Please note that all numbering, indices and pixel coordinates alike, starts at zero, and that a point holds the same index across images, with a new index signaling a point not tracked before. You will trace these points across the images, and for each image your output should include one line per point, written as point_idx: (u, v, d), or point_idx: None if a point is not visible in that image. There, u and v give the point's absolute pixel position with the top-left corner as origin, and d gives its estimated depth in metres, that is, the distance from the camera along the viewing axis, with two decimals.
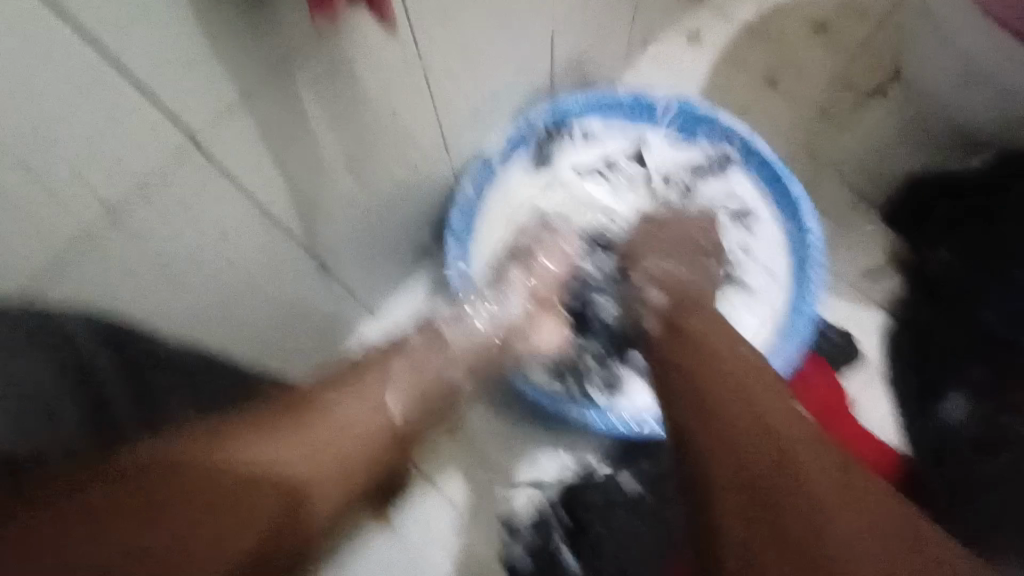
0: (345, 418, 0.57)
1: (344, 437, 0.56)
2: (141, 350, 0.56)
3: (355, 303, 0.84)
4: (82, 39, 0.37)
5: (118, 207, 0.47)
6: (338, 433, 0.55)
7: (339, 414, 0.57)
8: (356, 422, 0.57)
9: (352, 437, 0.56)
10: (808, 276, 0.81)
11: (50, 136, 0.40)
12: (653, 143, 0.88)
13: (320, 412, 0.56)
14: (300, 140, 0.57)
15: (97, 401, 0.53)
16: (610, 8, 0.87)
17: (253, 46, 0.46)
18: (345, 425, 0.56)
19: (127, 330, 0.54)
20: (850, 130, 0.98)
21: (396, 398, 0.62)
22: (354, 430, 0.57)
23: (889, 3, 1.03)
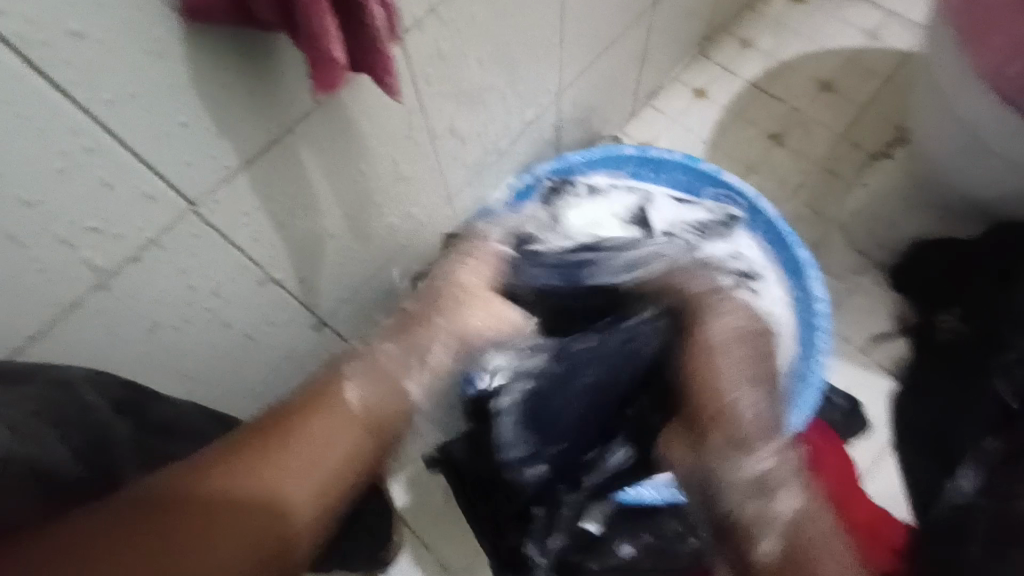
0: (308, 423, 0.46)
1: (299, 450, 0.44)
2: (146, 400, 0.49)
3: None
4: (74, 108, 0.36)
5: (108, 267, 0.45)
6: (287, 445, 0.44)
7: (307, 422, 0.46)
8: (321, 425, 0.46)
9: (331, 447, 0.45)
10: (812, 340, 0.78)
11: (43, 209, 0.39)
12: (657, 199, 0.86)
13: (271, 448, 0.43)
14: (299, 200, 0.55)
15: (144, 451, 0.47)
16: (615, 65, 0.88)
17: (251, 113, 0.45)
18: (308, 430, 0.45)
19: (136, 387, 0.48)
20: (854, 190, 0.97)
21: (355, 399, 0.49)
22: (339, 440, 0.46)
23: (893, 66, 1.04)
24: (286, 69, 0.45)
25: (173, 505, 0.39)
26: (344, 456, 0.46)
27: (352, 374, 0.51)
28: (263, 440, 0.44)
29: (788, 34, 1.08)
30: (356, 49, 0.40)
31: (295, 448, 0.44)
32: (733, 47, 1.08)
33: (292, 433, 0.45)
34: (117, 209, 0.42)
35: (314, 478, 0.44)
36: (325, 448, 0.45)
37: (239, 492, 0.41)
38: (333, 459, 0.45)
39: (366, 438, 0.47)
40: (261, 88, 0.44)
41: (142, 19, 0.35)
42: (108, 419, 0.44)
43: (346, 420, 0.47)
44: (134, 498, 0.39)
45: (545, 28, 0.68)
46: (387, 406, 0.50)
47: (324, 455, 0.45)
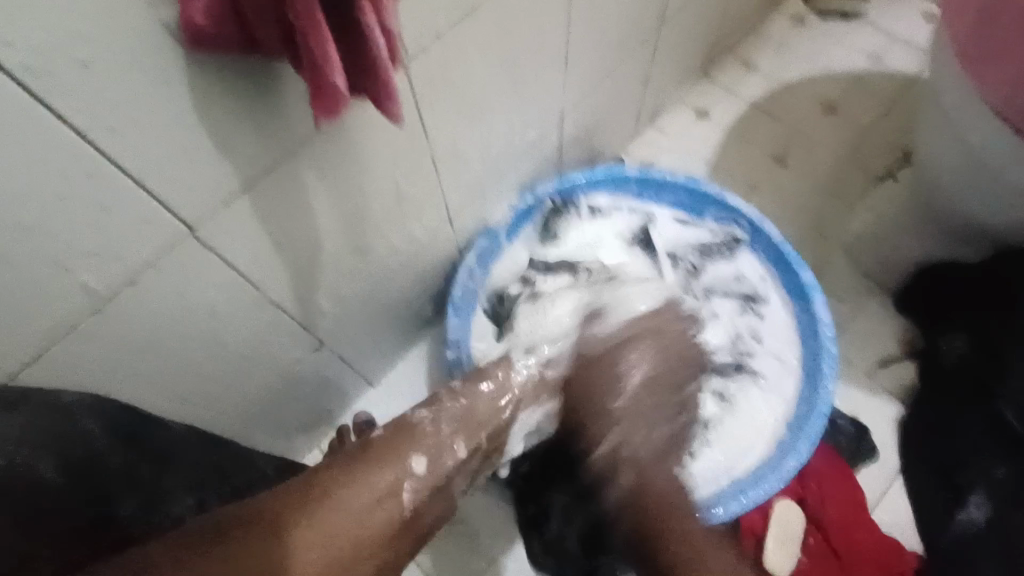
0: (370, 493, 0.47)
1: (353, 527, 0.45)
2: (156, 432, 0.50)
3: (356, 372, 0.81)
4: (76, 137, 0.36)
5: (107, 290, 0.45)
6: (345, 518, 0.45)
7: (364, 489, 0.47)
8: (377, 500, 0.47)
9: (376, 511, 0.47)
10: (819, 367, 0.75)
11: (39, 234, 0.38)
12: (659, 221, 0.87)
13: (334, 493, 0.46)
14: (301, 222, 0.55)
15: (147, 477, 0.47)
16: (618, 86, 0.88)
17: (254, 139, 0.45)
18: (365, 505, 0.46)
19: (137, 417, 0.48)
20: (857, 212, 0.97)
21: (418, 470, 0.51)
22: (386, 500, 0.48)
23: (897, 89, 1.04)
24: (289, 95, 0.45)
25: (248, 554, 0.40)
26: (380, 538, 0.46)
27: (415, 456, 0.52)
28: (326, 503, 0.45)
29: (791, 56, 1.09)
30: (358, 77, 0.40)
31: (350, 520, 0.45)
32: (736, 68, 1.08)
33: (349, 507, 0.45)
34: (116, 233, 0.42)
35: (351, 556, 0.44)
36: (372, 527, 0.46)
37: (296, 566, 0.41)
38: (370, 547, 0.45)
39: (398, 530, 0.48)
40: (263, 113, 0.44)
41: (145, 47, 0.35)
42: (101, 447, 0.44)
43: (389, 509, 0.47)
44: (215, 527, 0.41)
45: (548, 51, 0.68)
46: (429, 501, 0.51)
47: (363, 541, 0.45)
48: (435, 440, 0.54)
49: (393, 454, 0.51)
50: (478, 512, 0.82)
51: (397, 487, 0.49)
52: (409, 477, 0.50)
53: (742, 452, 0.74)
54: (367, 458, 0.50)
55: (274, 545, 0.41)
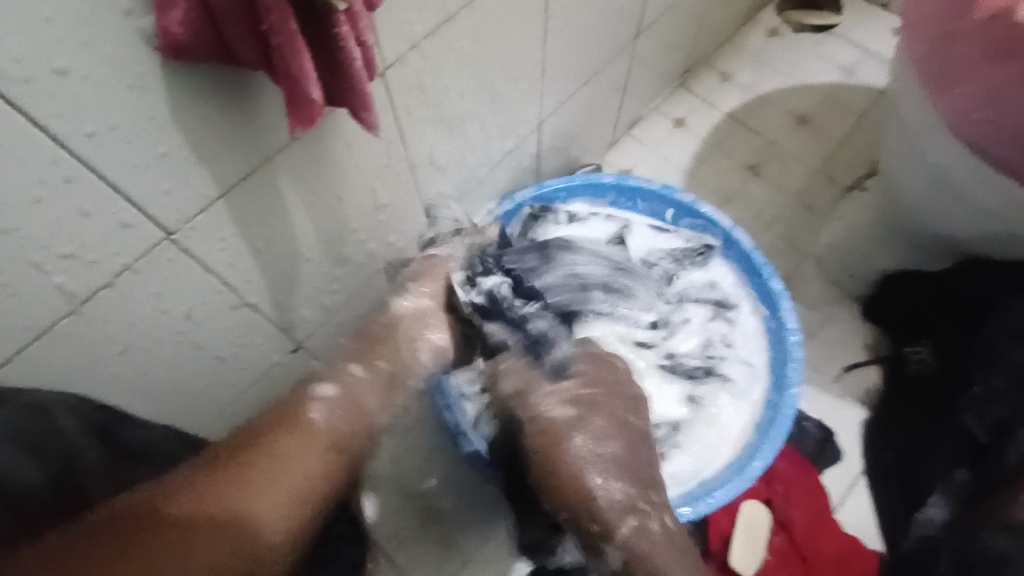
0: (288, 458, 0.49)
1: (284, 468, 0.48)
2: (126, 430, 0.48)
3: None
4: (54, 142, 0.37)
5: (84, 293, 0.45)
6: (275, 463, 0.48)
7: (275, 444, 0.50)
8: (292, 462, 0.49)
9: (297, 459, 0.49)
10: (784, 370, 0.78)
11: (17, 237, 0.39)
12: (635, 228, 0.88)
13: (261, 445, 0.49)
14: (278, 229, 0.56)
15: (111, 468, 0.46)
16: (596, 96, 0.90)
17: (230, 146, 0.46)
18: (283, 448, 0.50)
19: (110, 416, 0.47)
20: (827, 223, 1.00)
21: (321, 410, 0.53)
22: (303, 454, 0.50)
23: (868, 103, 1.08)
24: (265, 102, 0.45)
25: (211, 497, 0.45)
26: (313, 476, 0.49)
27: (313, 407, 0.53)
28: (241, 465, 0.47)
29: (766, 68, 1.11)
30: (332, 86, 0.40)
31: (286, 462, 0.49)
32: (712, 79, 1.11)
33: (274, 451, 0.49)
34: (93, 237, 0.43)
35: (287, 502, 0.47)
36: (298, 469, 0.49)
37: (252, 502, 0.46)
38: (305, 483, 0.48)
39: (326, 459, 0.51)
40: (241, 118, 0.45)
41: (123, 54, 0.36)
42: (78, 448, 0.44)
43: (322, 441, 0.51)
44: (132, 512, 0.43)
45: (526, 62, 0.70)
46: (352, 427, 0.54)
47: (304, 473, 0.49)
48: (343, 378, 0.57)
49: (282, 413, 0.52)
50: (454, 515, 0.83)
51: (316, 428, 0.52)
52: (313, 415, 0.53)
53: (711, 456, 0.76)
54: (269, 421, 0.52)
55: (201, 512, 0.44)
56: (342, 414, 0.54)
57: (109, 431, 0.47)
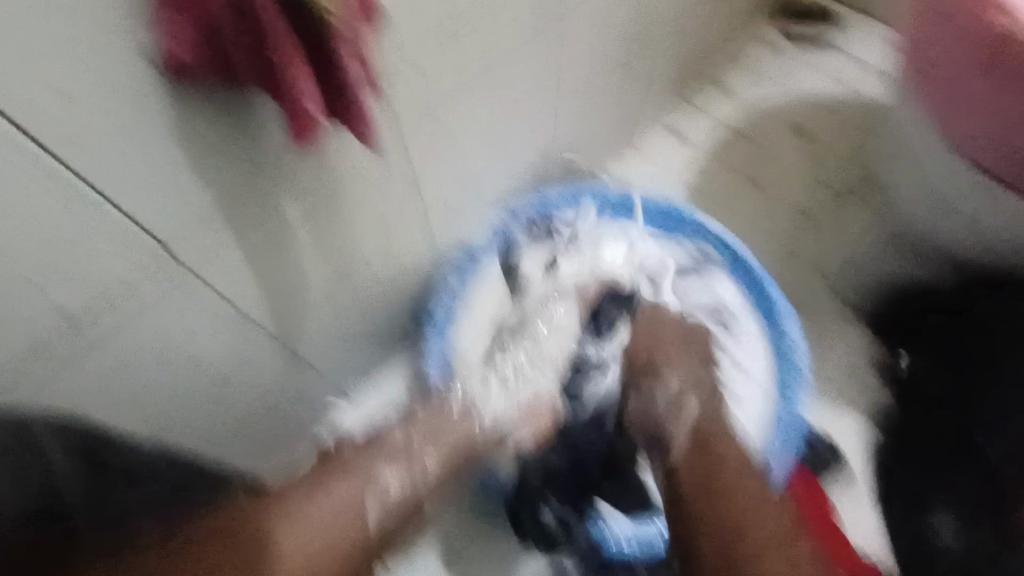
0: (339, 508, 0.50)
1: (331, 528, 0.49)
2: (108, 456, 0.53)
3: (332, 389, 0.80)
4: (46, 154, 0.36)
5: (81, 309, 0.45)
6: (331, 519, 0.49)
7: (333, 498, 0.50)
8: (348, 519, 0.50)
9: (337, 537, 0.49)
10: (791, 383, 0.78)
11: (16, 252, 0.39)
12: (636, 240, 0.87)
13: (303, 511, 0.49)
14: (277, 243, 0.56)
15: (95, 493, 0.51)
16: (596, 109, 0.90)
17: (226, 160, 0.46)
18: (327, 521, 0.49)
19: (95, 439, 0.52)
20: (831, 236, 0.99)
21: (392, 483, 0.53)
22: (347, 527, 0.50)
23: (868, 116, 1.08)
24: (261, 117, 0.45)
25: (273, 525, 0.47)
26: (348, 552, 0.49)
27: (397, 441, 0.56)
28: (285, 515, 0.48)
29: (765, 81, 1.12)
30: (335, 102, 0.40)
31: (325, 528, 0.49)
32: (712, 93, 1.11)
33: (310, 516, 0.49)
34: (91, 252, 0.43)
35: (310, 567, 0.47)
36: (343, 539, 0.49)
37: (301, 548, 0.47)
38: (329, 558, 0.48)
39: (361, 551, 0.50)
40: (237, 135, 0.45)
41: (118, 70, 0.36)
42: (56, 466, 0.49)
43: (357, 512, 0.51)
44: (213, 528, 0.46)
45: (526, 77, 0.70)
46: (397, 522, 0.53)
47: (331, 560, 0.48)
48: (401, 452, 0.55)
49: (363, 463, 0.53)
50: (460, 535, 0.81)
51: (359, 502, 0.51)
52: (385, 481, 0.53)
53: None
54: (329, 469, 0.52)
55: (255, 547, 0.45)
56: (411, 479, 0.55)
57: (98, 456, 0.52)
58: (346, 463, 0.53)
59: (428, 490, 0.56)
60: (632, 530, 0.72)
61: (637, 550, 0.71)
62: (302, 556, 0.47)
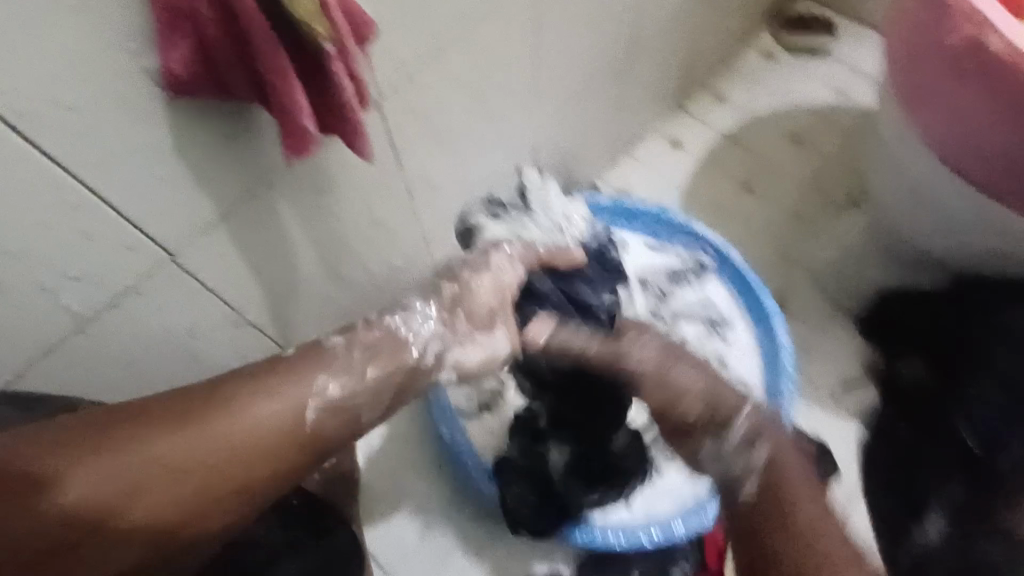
0: (267, 405, 0.45)
1: (260, 435, 0.44)
2: None
3: None
4: (61, 170, 0.39)
5: (89, 312, 0.48)
6: (258, 429, 0.44)
7: (259, 416, 0.44)
8: (267, 419, 0.44)
9: (232, 446, 0.42)
10: (777, 387, 0.79)
11: (25, 260, 0.41)
12: (630, 247, 0.89)
13: (205, 404, 0.43)
14: (276, 249, 0.58)
15: None
16: (592, 116, 0.92)
17: (229, 169, 0.48)
18: (256, 421, 0.44)
19: None
20: (822, 240, 1.00)
21: (331, 388, 0.48)
22: (262, 429, 0.44)
23: (860, 122, 1.09)
24: (262, 130, 0.47)
25: (210, 419, 0.43)
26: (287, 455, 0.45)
27: (332, 350, 0.50)
28: (224, 407, 0.43)
29: (760, 88, 1.14)
30: (325, 114, 0.42)
31: (252, 431, 0.43)
32: (708, 100, 1.13)
33: (242, 415, 0.43)
34: (98, 259, 0.45)
35: (236, 463, 0.42)
36: (262, 436, 0.44)
37: (236, 434, 0.43)
38: (265, 449, 0.44)
39: (290, 441, 0.45)
40: (238, 146, 0.47)
41: (127, 90, 0.39)
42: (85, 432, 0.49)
43: (295, 420, 0.45)
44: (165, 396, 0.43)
45: (520, 87, 0.72)
46: (337, 424, 0.47)
47: (276, 456, 0.44)
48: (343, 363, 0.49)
49: (304, 370, 0.48)
50: (449, 530, 0.81)
51: (298, 409, 0.46)
52: (319, 383, 0.47)
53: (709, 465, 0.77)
54: (271, 373, 0.46)
55: (179, 417, 0.42)
56: (351, 386, 0.49)
57: None
58: (287, 369, 0.47)
59: (370, 397, 0.50)
60: (621, 524, 0.72)
61: (622, 541, 0.70)
62: (237, 442, 0.43)
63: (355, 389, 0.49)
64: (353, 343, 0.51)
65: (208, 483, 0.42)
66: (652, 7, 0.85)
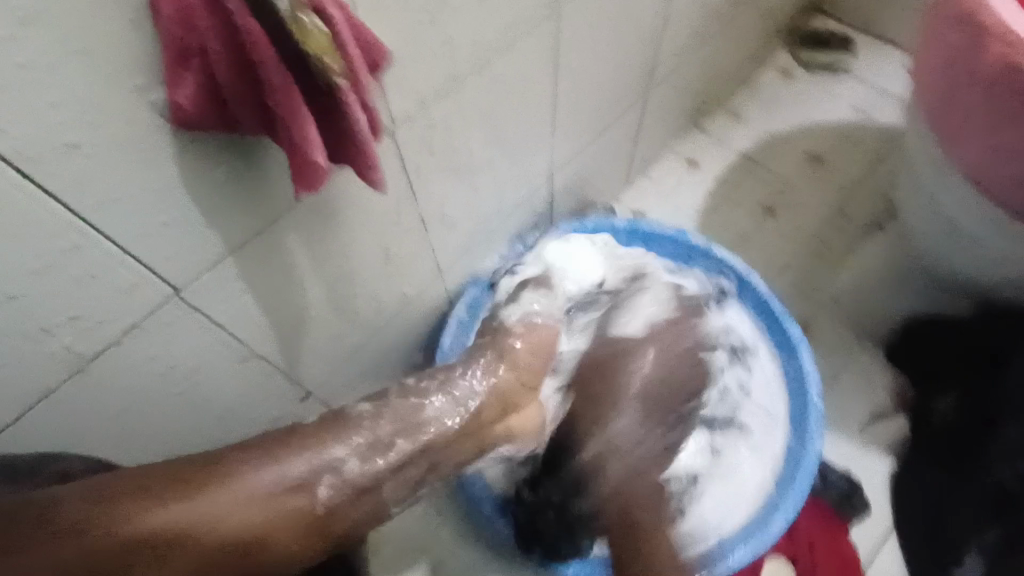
0: (282, 480, 0.48)
1: (276, 506, 0.47)
2: None
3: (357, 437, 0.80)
4: (65, 211, 0.37)
5: (93, 352, 0.46)
6: (273, 500, 0.47)
7: (278, 501, 0.47)
8: (286, 494, 0.48)
9: (253, 517, 0.46)
10: (805, 421, 0.75)
11: (25, 305, 0.40)
12: (649, 271, 0.86)
13: (223, 482, 0.46)
14: (287, 283, 0.56)
15: None
16: (608, 140, 0.90)
17: (238, 204, 0.46)
18: (270, 491, 0.47)
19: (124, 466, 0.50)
20: (846, 265, 0.97)
21: (352, 463, 0.51)
22: (287, 503, 0.48)
23: (883, 143, 1.06)
24: (272, 164, 0.46)
25: (221, 488, 0.46)
26: (292, 536, 0.48)
27: (358, 418, 0.53)
28: (233, 480, 0.46)
29: (780, 108, 1.11)
30: (338, 148, 0.40)
31: (262, 502, 0.46)
32: (725, 120, 1.11)
33: (256, 486, 0.47)
34: (101, 299, 0.43)
35: (250, 536, 0.46)
36: (274, 518, 0.47)
37: (246, 510, 0.46)
38: (278, 523, 0.47)
39: (303, 524, 0.48)
40: (247, 181, 0.45)
41: (134, 127, 0.37)
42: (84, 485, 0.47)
43: (309, 502, 0.48)
44: (186, 466, 0.46)
45: (536, 113, 0.70)
46: (351, 506, 0.51)
47: (287, 534, 0.47)
48: (361, 436, 0.52)
49: (319, 441, 0.50)
50: (460, 565, 0.78)
51: (312, 485, 0.49)
52: (336, 455, 0.50)
53: (734, 500, 0.73)
54: (289, 443, 0.50)
55: (198, 493, 0.45)
56: (369, 468, 0.51)
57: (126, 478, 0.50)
58: (301, 439, 0.50)
59: (391, 480, 0.53)
60: None
61: None
62: (247, 522, 0.46)
63: (376, 462, 0.52)
64: (381, 412, 0.54)
65: (217, 550, 0.45)
66: (671, 30, 0.83)
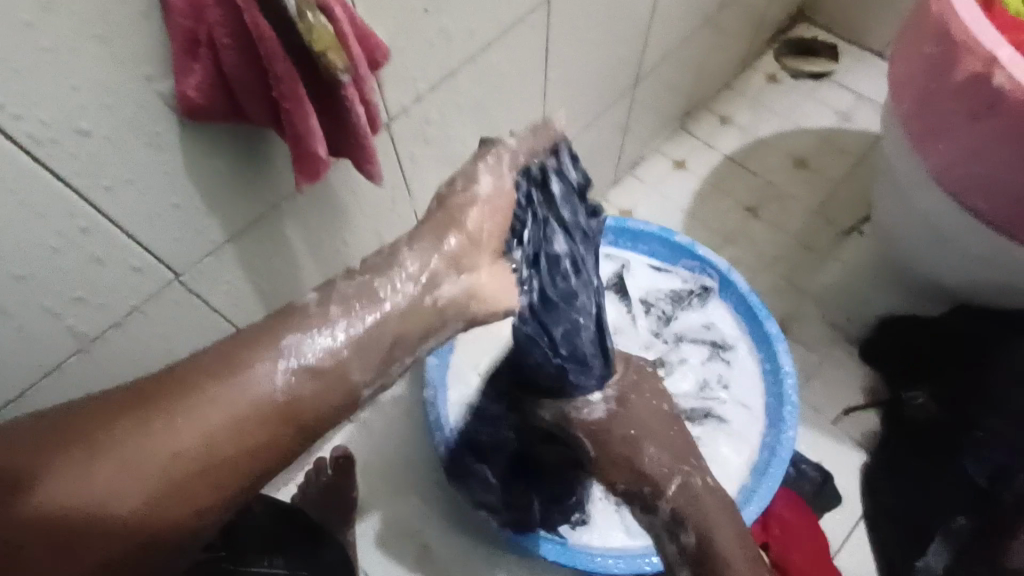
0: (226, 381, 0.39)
1: (231, 412, 0.38)
2: None
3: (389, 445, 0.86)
4: (75, 196, 0.39)
5: (94, 332, 0.47)
6: (227, 409, 0.38)
7: (218, 402, 0.38)
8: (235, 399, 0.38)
9: (187, 431, 0.37)
10: (780, 414, 0.77)
11: (32, 284, 0.41)
12: (633, 268, 0.89)
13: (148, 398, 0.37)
14: (282, 269, 0.58)
15: None
16: (597, 138, 0.92)
17: (238, 191, 0.48)
18: (223, 399, 0.38)
19: None
20: (827, 264, 1.01)
21: (310, 351, 0.41)
22: (228, 402, 0.38)
23: (863, 147, 1.10)
24: (274, 153, 0.47)
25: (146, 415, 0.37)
26: (259, 442, 0.39)
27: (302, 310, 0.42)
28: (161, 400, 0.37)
29: (764, 111, 1.14)
30: (341, 140, 0.42)
31: (218, 415, 0.38)
32: (712, 122, 1.14)
33: (205, 401, 0.38)
34: (105, 280, 0.45)
35: (212, 450, 0.37)
36: (231, 417, 0.38)
37: (198, 427, 0.37)
38: (238, 429, 0.38)
39: (274, 422, 0.39)
40: (249, 171, 0.47)
41: (142, 115, 0.38)
42: None
43: (265, 397, 0.39)
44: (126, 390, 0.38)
45: (529, 108, 0.72)
46: (318, 394, 0.41)
47: (249, 435, 0.38)
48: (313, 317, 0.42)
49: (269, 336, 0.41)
50: (448, 550, 0.80)
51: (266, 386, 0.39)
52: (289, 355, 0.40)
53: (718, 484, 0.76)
54: (228, 349, 0.40)
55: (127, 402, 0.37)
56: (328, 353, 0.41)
57: None
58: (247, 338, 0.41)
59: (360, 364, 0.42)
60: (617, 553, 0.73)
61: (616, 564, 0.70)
62: (188, 436, 0.37)
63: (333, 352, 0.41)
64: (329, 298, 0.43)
65: (182, 476, 0.37)
66: (661, 31, 0.85)
